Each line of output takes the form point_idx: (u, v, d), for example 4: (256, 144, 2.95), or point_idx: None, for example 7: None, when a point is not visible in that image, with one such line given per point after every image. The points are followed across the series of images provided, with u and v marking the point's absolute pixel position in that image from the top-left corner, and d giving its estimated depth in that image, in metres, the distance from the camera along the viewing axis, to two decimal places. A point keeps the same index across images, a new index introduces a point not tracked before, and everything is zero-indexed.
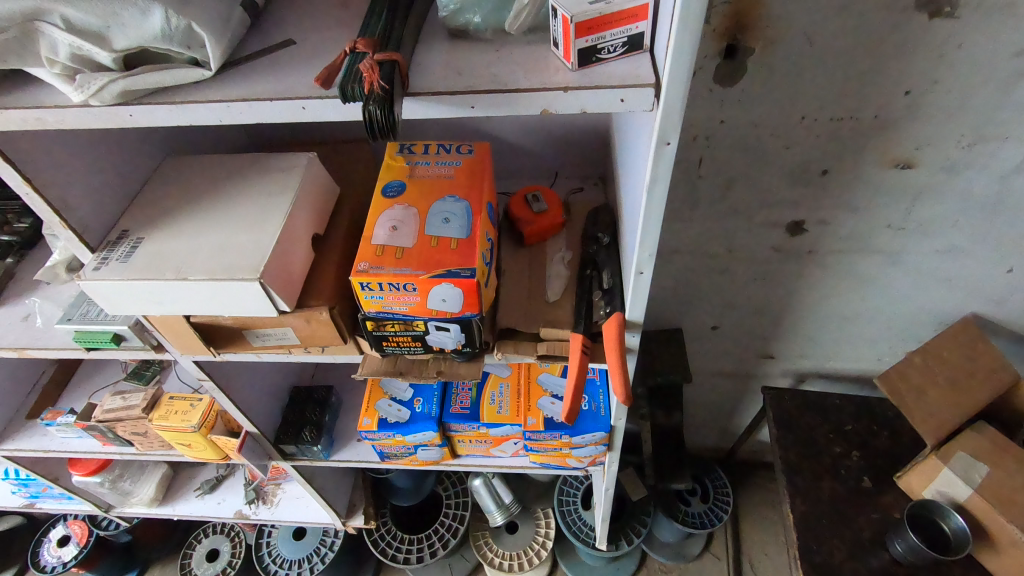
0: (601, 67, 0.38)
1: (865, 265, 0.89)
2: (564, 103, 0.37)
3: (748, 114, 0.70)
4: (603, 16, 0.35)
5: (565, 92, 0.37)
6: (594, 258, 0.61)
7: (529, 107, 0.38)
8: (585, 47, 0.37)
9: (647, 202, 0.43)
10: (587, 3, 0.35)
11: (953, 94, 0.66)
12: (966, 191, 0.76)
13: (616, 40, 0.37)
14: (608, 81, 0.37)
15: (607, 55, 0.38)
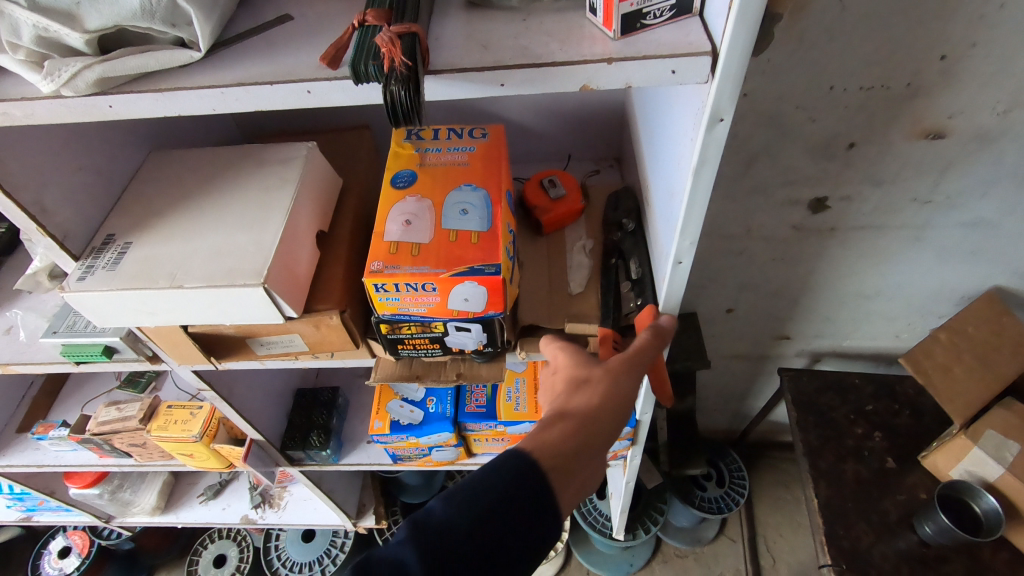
0: (646, 34, 0.34)
1: (888, 241, 0.85)
2: (608, 77, 0.33)
3: (773, 85, 0.66)
4: None
5: (609, 64, 0.33)
6: (618, 246, 0.58)
7: (568, 83, 0.34)
8: (630, 11, 0.32)
9: (692, 185, 0.39)
10: None
11: (992, 57, 0.62)
12: (999, 159, 0.73)
13: (663, 3, 0.33)
14: (657, 50, 0.33)
15: (653, 21, 0.33)
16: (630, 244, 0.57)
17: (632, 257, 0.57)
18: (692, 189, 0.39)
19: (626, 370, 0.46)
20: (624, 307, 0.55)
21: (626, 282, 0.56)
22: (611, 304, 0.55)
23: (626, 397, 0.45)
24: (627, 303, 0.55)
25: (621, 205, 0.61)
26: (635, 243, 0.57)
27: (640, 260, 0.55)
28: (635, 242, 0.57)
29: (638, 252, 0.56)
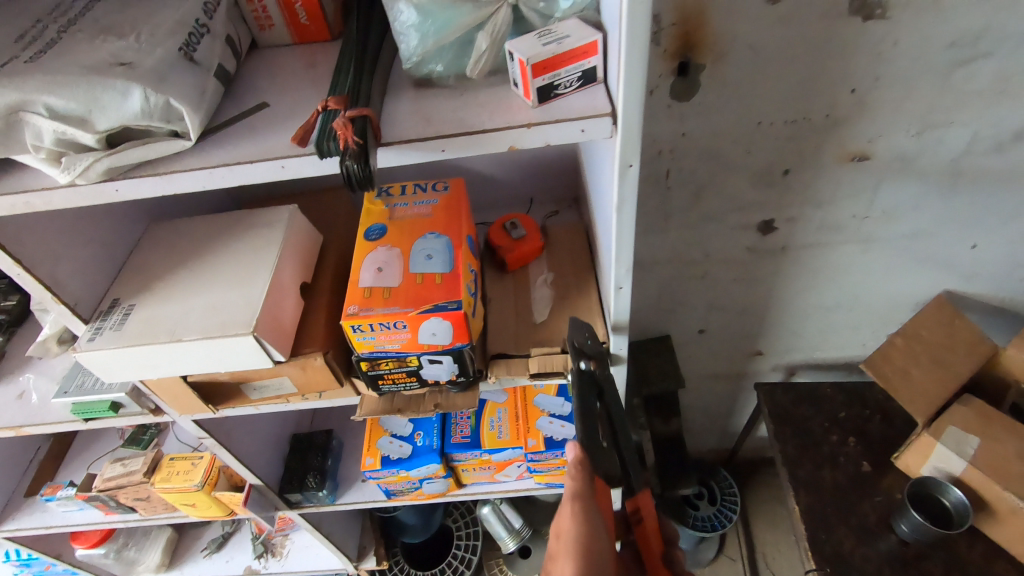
0: (560, 101, 0.41)
1: (838, 255, 0.92)
2: (529, 138, 0.40)
3: (707, 124, 0.73)
4: (556, 56, 0.38)
5: (529, 128, 0.39)
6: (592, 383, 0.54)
7: (497, 145, 0.40)
8: (543, 85, 0.39)
9: (618, 221, 0.45)
10: (541, 45, 0.38)
11: (897, 88, 0.70)
12: (922, 174, 0.80)
13: (571, 76, 0.40)
14: (568, 114, 0.40)
15: (564, 90, 0.40)
16: (589, 400, 0.53)
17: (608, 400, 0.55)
18: (617, 225, 0.45)
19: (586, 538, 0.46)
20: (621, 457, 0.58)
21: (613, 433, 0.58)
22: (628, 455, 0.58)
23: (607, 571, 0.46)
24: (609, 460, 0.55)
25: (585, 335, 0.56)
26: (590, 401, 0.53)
27: (585, 417, 0.52)
28: (585, 400, 0.52)
29: (579, 403, 0.52)
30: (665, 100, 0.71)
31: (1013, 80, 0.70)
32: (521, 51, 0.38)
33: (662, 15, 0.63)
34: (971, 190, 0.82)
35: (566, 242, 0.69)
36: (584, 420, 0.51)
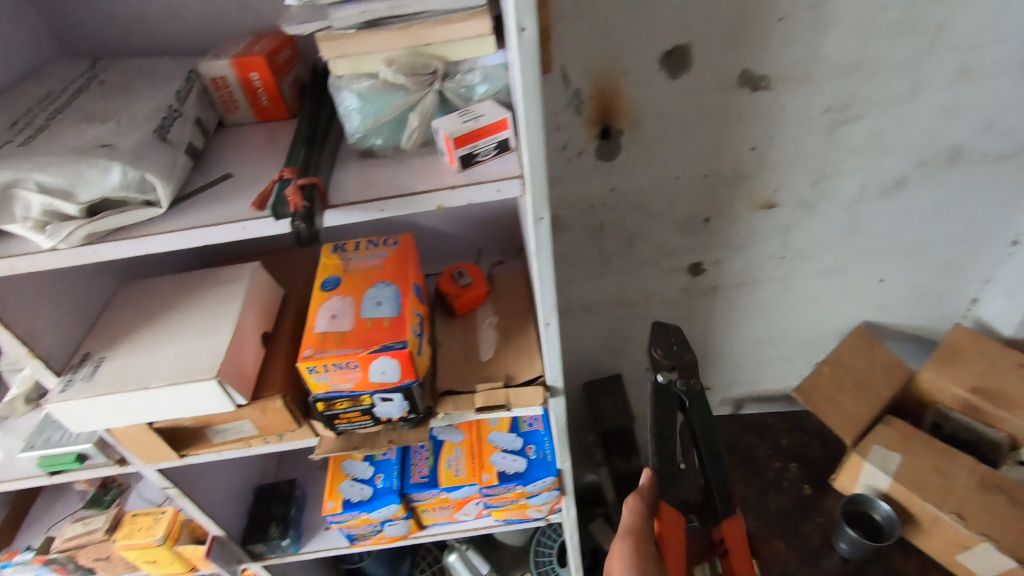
0: (481, 167, 0.49)
1: (764, 292, 1.01)
2: (454, 198, 0.47)
3: (632, 180, 0.83)
4: (474, 131, 0.46)
5: (453, 190, 0.47)
6: (672, 396, 0.66)
7: (427, 204, 0.47)
8: (465, 154, 0.47)
9: (538, 266, 0.53)
10: (462, 122, 0.46)
11: (790, 145, 0.82)
12: (825, 219, 0.91)
13: (489, 146, 0.48)
14: (486, 177, 0.47)
15: (483, 158, 0.48)
16: (669, 405, 0.67)
17: (695, 417, 0.67)
18: (537, 269, 0.52)
19: (633, 552, 0.62)
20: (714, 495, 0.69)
21: (704, 459, 0.68)
22: (720, 494, 0.69)
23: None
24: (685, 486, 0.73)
25: (688, 352, 0.67)
26: (666, 411, 0.67)
27: (658, 421, 0.67)
28: (659, 411, 0.67)
29: (655, 407, 0.67)
30: (592, 161, 0.80)
31: (886, 137, 0.82)
32: (445, 127, 0.46)
33: (581, 89, 0.73)
34: (869, 231, 0.93)
35: (509, 288, 0.77)
36: (656, 424, 0.67)
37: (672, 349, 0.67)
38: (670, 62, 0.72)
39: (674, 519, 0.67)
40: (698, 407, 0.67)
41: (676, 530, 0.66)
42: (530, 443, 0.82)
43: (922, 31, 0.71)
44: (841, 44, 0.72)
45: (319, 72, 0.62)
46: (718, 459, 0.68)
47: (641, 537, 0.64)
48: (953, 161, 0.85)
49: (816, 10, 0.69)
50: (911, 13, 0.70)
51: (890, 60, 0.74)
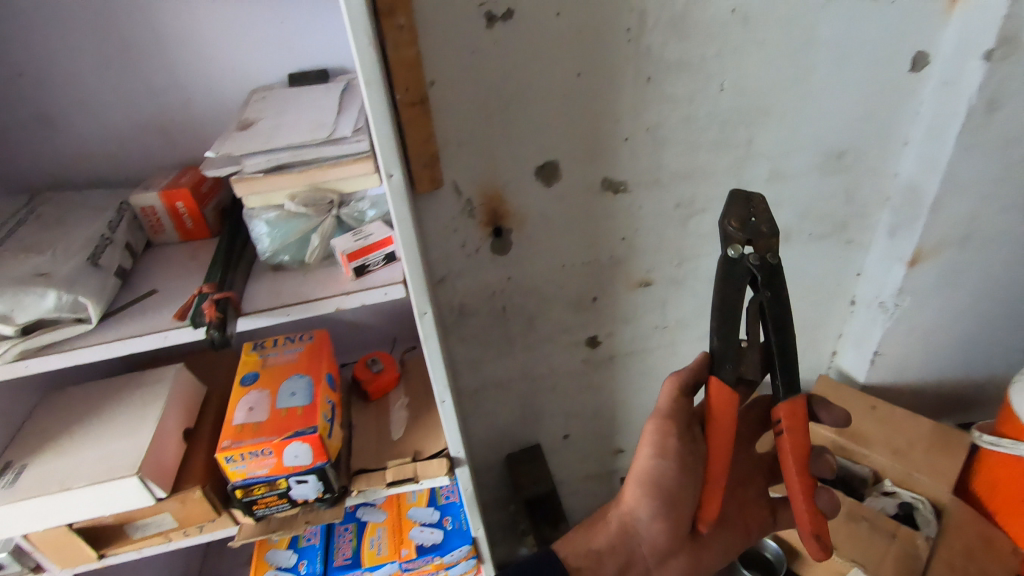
0: (372, 275, 0.62)
1: (655, 359, 1.15)
2: (348, 301, 0.59)
3: (525, 270, 0.96)
4: (363, 247, 0.59)
5: (346, 295, 0.59)
6: (744, 272, 0.71)
7: (326, 307, 0.59)
8: (357, 266, 0.60)
9: (428, 353, 0.64)
10: (353, 241, 0.59)
11: (652, 235, 0.98)
12: (694, 293, 1.07)
13: (377, 258, 0.61)
14: (375, 283, 0.60)
15: (374, 266, 0.61)
16: (737, 279, 0.71)
17: (760, 288, 0.72)
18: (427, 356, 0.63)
19: (659, 430, 0.78)
20: (777, 370, 0.74)
21: (769, 330, 0.73)
22: (782, 368, 0.74)
23: (667, 451, 0.77)
24: (749, 367, 0.75)
25: (767, 228, 0.69)
26: (737, 283, 0.71)
27: (722, 293, 0.71)
28: (728, 282, 0.71)
29: (721, 280, 0.71)
30: (488, 255, 0.93)
31: None
32: (340, 246, 0.59)
33: (472, 198, 0.86)
34: None
35: (418, 372, 0.87)
36: (724, 295, 0.72)
37: (748, 222, 0.69)
38: (543, 174, 0.87)
39: (727, 398, 0.72)
40: (772, 287, 0.72)
41: (728, 409, 0.72)
42: (447, 515, 0.88)
43: (737, 145, 0.91)
44: (677, 157, 0.90)
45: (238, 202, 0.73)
46: (782, 327, 0.73)
47: (674, 419, 0.78)
48: (786, 241, 1.04)
49: (652, 132, 0.87)
50: (724, 132, 0.89)
51: (717, 167, 0.93)
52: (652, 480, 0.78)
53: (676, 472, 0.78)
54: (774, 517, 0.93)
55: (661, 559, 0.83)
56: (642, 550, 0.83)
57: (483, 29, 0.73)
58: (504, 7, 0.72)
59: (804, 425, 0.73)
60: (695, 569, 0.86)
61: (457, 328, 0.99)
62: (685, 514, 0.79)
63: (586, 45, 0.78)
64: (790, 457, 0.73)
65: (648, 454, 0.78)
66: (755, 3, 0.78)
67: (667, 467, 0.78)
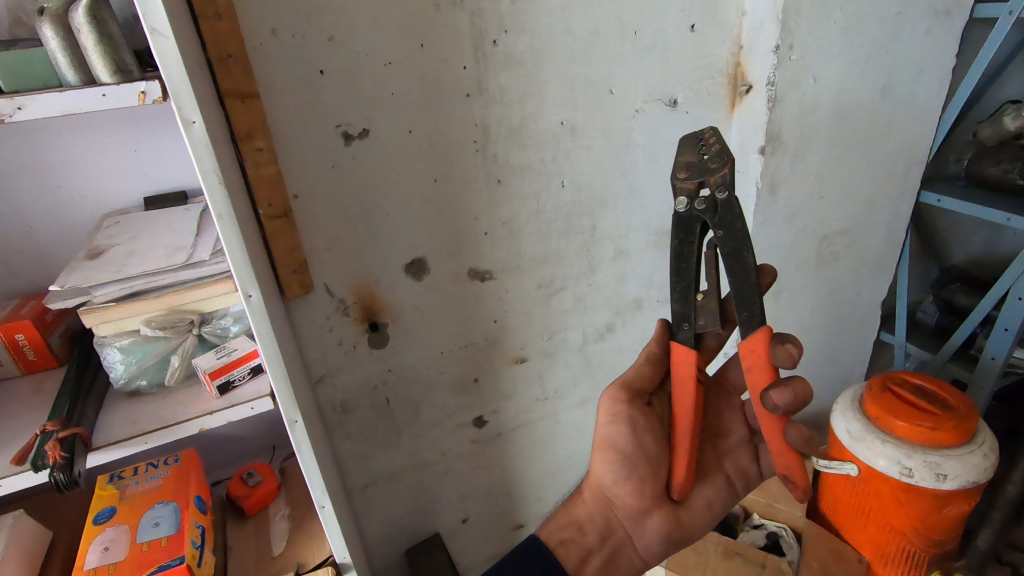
0: (238, 389, 0.70)
1: (540, 429, 1.21)
2: (212, 419, 0.67)
3: (404, 360, 0.99)
4: (225, 365, 0.68)
5: (211, 414, 0.67)
6: (691, 219, 0.70)
7: (189, 428, 0.66)
8: (221, 382, 0.68)
9: (303, 459, 0.67)
10: (216, 360, 0.68)
11: (521, 315, 1.06)
12: (567, 363, 1.16)
13: (243, 372, 0.70)
14: (240, 399, 0.68)
15: (239, 381, 0.70)
16: (688, 223, 0.70)
17: (715, 230, 0.69)
18: (301, 463, 0.67)
19: (612, 397, 0.81)
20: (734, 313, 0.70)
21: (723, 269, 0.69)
22: (741, 309, 0.69)
23: (618, 415, 0.80)
24: (707, 319, 0.74)
25: (715, 161, 0.67)
26: (688, 228, 0.71)
27: (677, 243, 0.72)
28: (681, 230, 0.71)
29: (676, 231, 0.72)
30: (366, 349, 0.95)
31: (586, 299, 1.11)
32: (203, 365, 0.68)
33: (345, 297, 0.90)
34: (601, 366, 1.20)
35: (297, 478, 0.95)
36: (678, 246, 0.72)
37: (696, 163, 0.68)
38: (411, 270, 0.93)
39: (686, 359, 0.74)
40: (727, 226, 0.68)
41: (690, 371, 0.74)
42: None
43: (582, 232, 1.04)
44: (532, 245, 1.01)
45: (88, 328, 0.79)
46: (740, 266, 0.68)
47: (629, 386, 0.82)
48: (639, 308, 1.18)
49: (508, 225, 0.97)
50: (571, 221, 1.02)
51: (569, 251, 1.05)
52: (609, 444, 0.80)
53: (631, 432, 0.79)
54: (755, 462, 0.87)
55: (637, 522, 0.82)
56: (619, 514, 0.83)
57: (341, 146, 0.80)
58: (359, 127, 0.80)
59: (765, 359, 0.69)
60: (679, 528, 0.82)
61: (341, 425, 0.99)
62: (645, 472, 0.80)
63: (439, 157, 0.87)
64: (754, 384, 0.72)
65: (605, 419, 0.82)
66: (578, 116, 0.93)
67: (626, 430, 0.79)
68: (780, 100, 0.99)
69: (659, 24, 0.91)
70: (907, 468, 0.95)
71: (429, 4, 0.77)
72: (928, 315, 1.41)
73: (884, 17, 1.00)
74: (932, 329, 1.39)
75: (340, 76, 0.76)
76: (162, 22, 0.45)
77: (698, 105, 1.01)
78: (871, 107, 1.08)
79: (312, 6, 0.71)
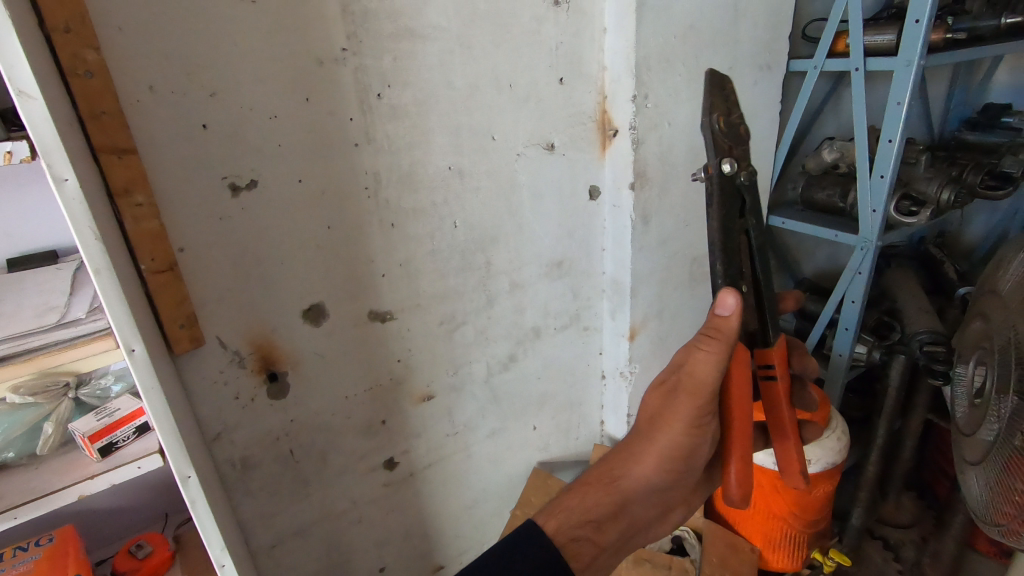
0: (122, 450, 0.68)
1: (453, 465, 1.22)
2: (95, 484, 0.65)
3: (307, 408, 0.98)
4: (108, 425, 0.66)
5: (92, 478, 0.64)
6: (731, 186, 0.71)
7: (67, 496, 0.63)
8: (104, 444, 0.66)
9: (199, 517, 0.65)
10: (98, 420, 0.67)
11: (425, 353, 1.09)
12: (474, 395, 1.19)
13: (127, 432, 0.69)
14: (125, 459, 0.67)
15: (123, 441, 0.68)
16: (732, 194, 0.72)
17: (745, 211, 0.74)
18: (196, 521, 0.64)
19: (700, 405, 0.70)
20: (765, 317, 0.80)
21: (752, 259, 0.77)
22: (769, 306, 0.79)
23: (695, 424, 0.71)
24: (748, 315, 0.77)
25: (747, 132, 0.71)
26: (730, 198, 0.71)
27: (722, 213, 0.71)
28: (724, 199, 0.71)
29: (718, 200, 0.70)
30: (266, 401, 0.93)
31: (487, 332, 1.16)
32: (82, 429, 0.66)
33: (239, 349, 0.88)
34: (507, 396, 1.25)
35: (193, 545, 0.91)
36: (726, 215, 0.71)
37: (732, 124, 0.69)
38: (309, 316, 0.93)
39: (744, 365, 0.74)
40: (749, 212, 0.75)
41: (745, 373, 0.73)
42: None
43: (477, 269, 1.09)
44: (430, 283, 1.04)
45: None
46: (763, 255, 0.77)
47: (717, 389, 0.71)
48: (538, 337, 1.25)
49: (404, 266, 1.00)
50: (466, 259, 1.07)
51: (466, 287, 1.10)
52: (675, 451, 0.72)
53: (701, 442, 0.72)
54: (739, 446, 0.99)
55: (658, 517, 0.77)
56: (648, 513, 0.76)
57: (229, 197, 0.80)
58: (247, 178, 0.81)
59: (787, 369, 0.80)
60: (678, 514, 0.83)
61: (242, 483, 0.95)
62: (689, 476, 0.76)
63: (331, 205, 0.90)
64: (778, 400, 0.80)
65: (682, 428, 0.71)
66: (464, 161, 1.00)
67: (703, 440, 0.73)
68: (642, 142, 1.11)
69: (531, 77, 1.02)
70: None
71: (312, 61, 0.81)
72: (789, 322, 1.59)
73: (720, 70, 1.17)
74: (793, 333, 1.58)
75: (224, 130, 0.77)
76: (31, 84, 0.45)
77: (572, 148, 1.13)
78: None
79: (191, 63, 0.72)
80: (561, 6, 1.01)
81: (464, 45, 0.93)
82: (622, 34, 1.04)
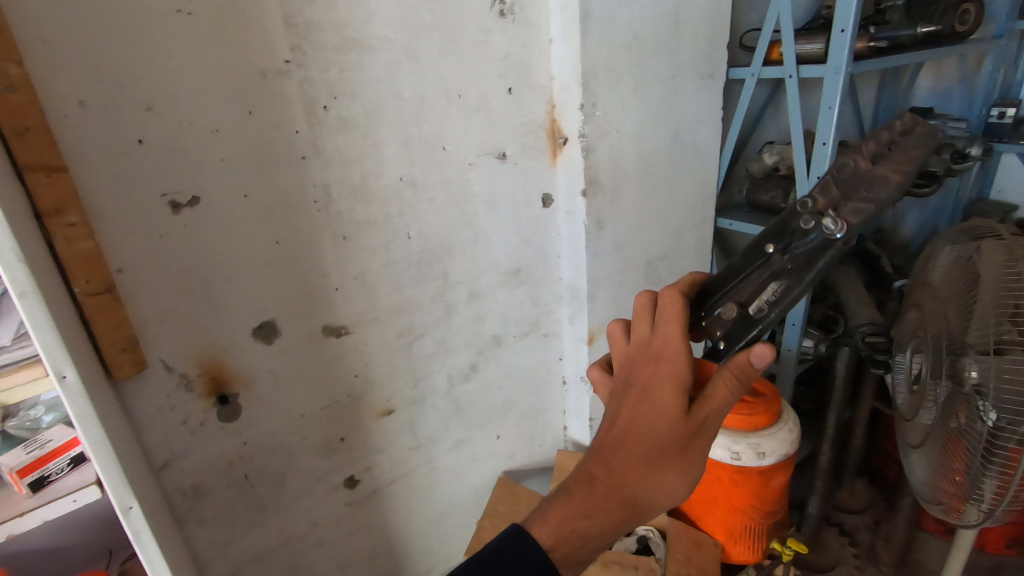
0: (54, 484, 0.65)
1: (417, 480, 1.20)
2: (26, 521, 0.62)
3: (261, 429, 0.95)
4: (39, 458, 0.64)
5: (23, 516, 0.62)
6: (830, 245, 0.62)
7: None
8: (34, 478, 0.64)
9: (143, 549, 0.62)
10: (27, 454, 0.64)
11: (384, 367, 1.08)
12: (435, 407, 1.18)
13: (61, 464, 0.66)
14: (58, 494, 0.64)
15: (56, 475, 0.66)
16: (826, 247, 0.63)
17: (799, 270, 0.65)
18: (139, 554, 0.61)
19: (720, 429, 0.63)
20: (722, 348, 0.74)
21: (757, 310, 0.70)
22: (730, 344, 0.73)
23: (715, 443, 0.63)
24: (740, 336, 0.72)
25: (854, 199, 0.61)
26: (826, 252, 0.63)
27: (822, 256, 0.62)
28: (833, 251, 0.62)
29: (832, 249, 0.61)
30: (216, 424, 0.90)
31: (446, 342, 1.15)
32: (9, 464, 0.63)
33: (186, 372, 0.84)
34: (469, 406, 1.25)
35: None
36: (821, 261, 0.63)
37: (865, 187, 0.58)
38: (261, 334, 0.91)
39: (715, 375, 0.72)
40: (796, 273, 0.65)
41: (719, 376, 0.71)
42: None
43: (434, 280, 1.09)
44: (386, 295, 1.03)
45: None
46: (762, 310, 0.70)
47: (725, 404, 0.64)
48: (498, 345, 1.25)
49: (359, 280, 0.99)
50: (422, 269, 1.06)
51: (423, 298, 1.09)
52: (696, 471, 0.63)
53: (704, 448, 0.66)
54: None
55: None
56: None
57: (170, 215, 0.77)
58: (189, 195, 0.78)
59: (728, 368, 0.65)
60: None
61: (193, 513, 0.90)
62: None
63: (280, 220, 0.88)
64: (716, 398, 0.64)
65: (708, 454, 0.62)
66: (416, 171, 1.00)
67: None
68: (592, 149, 1.13)
69: (480, 87, 1.03)
70: (736, 452, 1.10)
71: (254, 73, 0.80)
72: None
73: (665, 78, 1.21)
74: None
75: (162, 145, 0.75)
76: None
77: (524, 156, 1.14)
78: (666, 151, 1.29)
79: (123, 76, 0.70)
80: (507, 17, 1.02)
81: (412, 56, 0.93)
82: (569, 44, 1.06)
